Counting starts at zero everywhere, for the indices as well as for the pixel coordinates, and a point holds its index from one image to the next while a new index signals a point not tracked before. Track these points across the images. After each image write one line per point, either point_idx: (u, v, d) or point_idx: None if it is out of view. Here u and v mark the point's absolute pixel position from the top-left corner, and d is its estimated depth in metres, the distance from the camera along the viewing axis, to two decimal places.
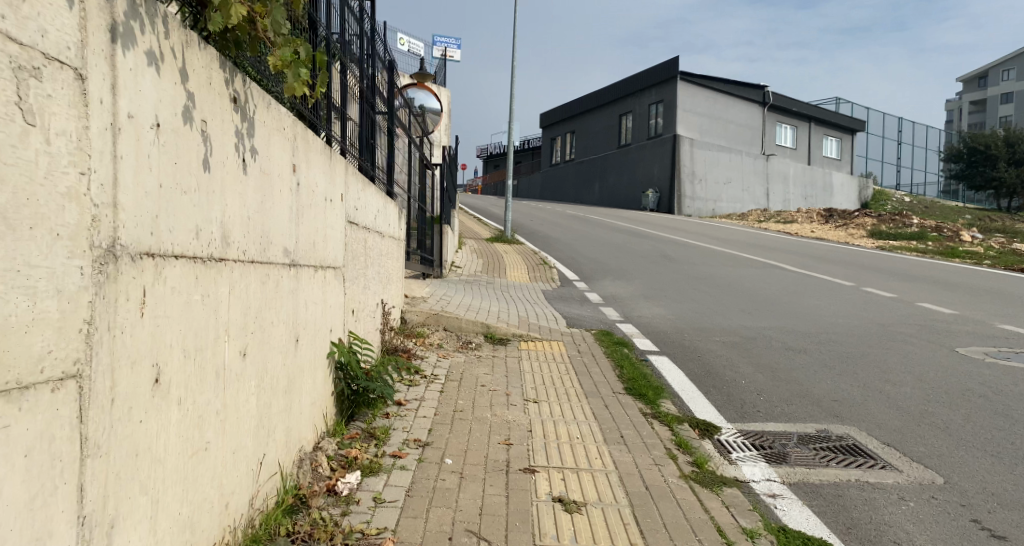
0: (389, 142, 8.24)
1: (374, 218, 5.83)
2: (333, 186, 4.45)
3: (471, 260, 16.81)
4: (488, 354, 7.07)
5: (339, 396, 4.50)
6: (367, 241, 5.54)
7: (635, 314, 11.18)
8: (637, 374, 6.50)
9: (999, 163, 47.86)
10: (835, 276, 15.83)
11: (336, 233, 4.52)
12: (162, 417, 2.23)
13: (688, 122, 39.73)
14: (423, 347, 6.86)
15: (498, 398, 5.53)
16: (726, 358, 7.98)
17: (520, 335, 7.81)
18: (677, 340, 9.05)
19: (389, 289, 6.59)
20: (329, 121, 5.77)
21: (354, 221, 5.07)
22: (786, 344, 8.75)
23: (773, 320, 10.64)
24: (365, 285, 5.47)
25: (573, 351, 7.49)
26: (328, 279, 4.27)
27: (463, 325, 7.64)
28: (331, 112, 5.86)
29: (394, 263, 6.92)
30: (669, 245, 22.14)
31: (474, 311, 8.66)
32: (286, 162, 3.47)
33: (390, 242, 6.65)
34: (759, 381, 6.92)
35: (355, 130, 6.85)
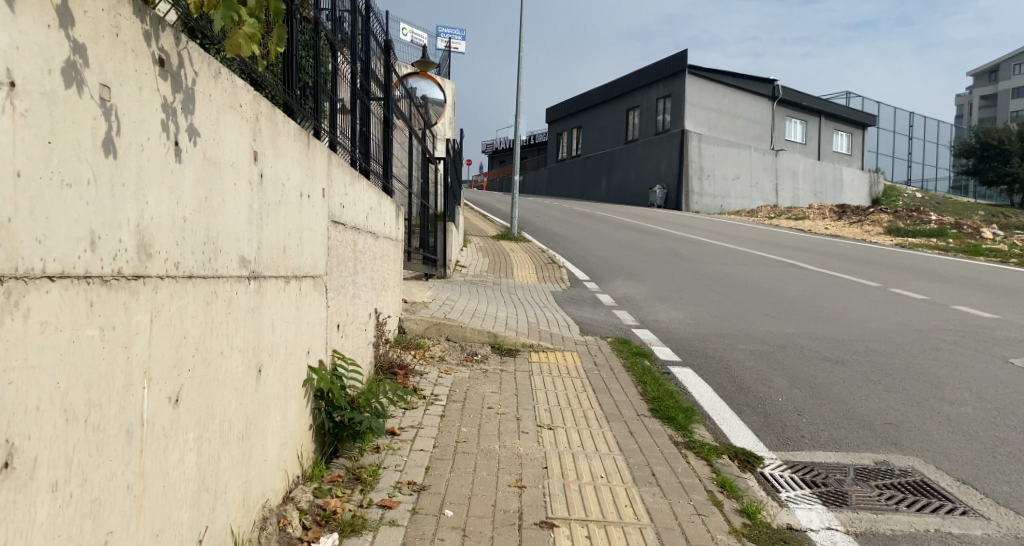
0: (387, 130, 7.53)
1: (365, 216, 5.10)
2: (312, 180, 3.74)
3: (476, 259, 16.07)
4: (495, 368, 6.34)
5: (318, 429, 3.79)
6: (357, 243, 4.83)
7: (652, 318, 10.48)
8: (663, 392, 5.78)
9: (1013, 159, 47.06)
10: (858, 276, 15.08)
11: (316, 236, 3.80)
12: (20, 515, 1.51)
13: (697, 117, 38.92)
14: (423, 361, 6.13)
15: (507, 424, 4.81)
16: (757, 371, 7.25)
17: (531, 345, 7.08)
18: (700, 348, 8.32)
19: (384, 296, 5.86)
20: (313, 106, 5.05)
21: (339, 220, 4.35)
22: (820, 355, 8.02)
23: (801, 326, 9.91)
24: (353, 293, 4.75)
25: (589, 363, 6.77)
26: (304, 291, 3.55)
27: (468, 334, 6.91)
28: (316, 99, 5.14)
29: (390, 266, 6.20)
30: (680, 243, 21.39)
31: (479, 317, 7.93)
32: (244, 147, 2.74)
33: (385, 243, 5.93)
34: (798, 399, 6.23)
35: (348, 122, 6.14)
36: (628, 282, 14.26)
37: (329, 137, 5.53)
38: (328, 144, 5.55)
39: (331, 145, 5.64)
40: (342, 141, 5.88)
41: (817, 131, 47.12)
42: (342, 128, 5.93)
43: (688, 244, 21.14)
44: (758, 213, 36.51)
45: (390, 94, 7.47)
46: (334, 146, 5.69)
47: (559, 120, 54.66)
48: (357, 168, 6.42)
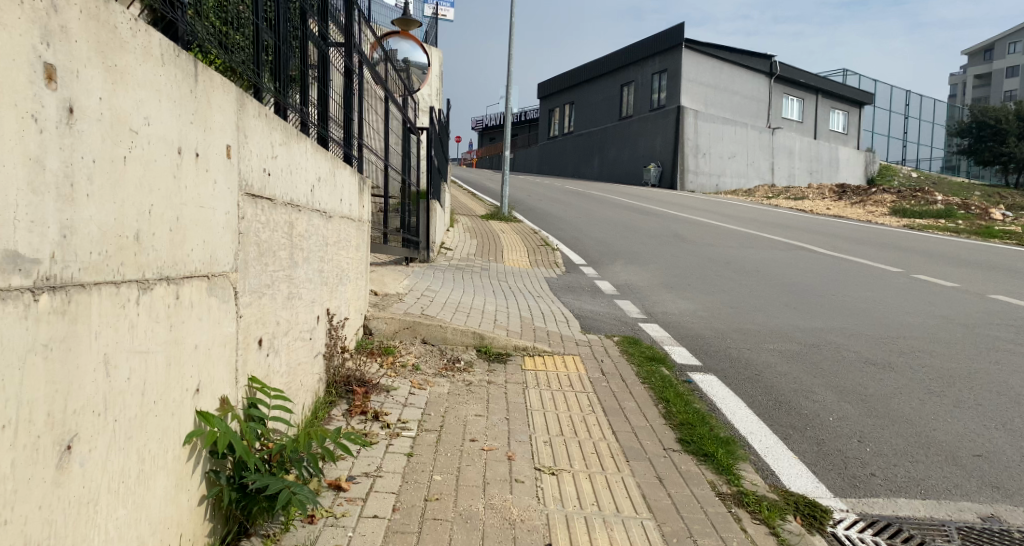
0: (351, 88, 6.25)
1: (308, 189, 3.87)
2: (203, 132, 2.49)
3: (464, 240, 14.84)
4: (482, 380, 5.13)
5: (217, 501, 2.54)
6: (295, 225, 3.60)
7: (658, 309, 9.33)
8: (693, 416, 4.58)
9: (1010, 139, 46.07)
10: (874, 261, 13.95)
11: (211, 220, 2.55)
12: None
13: (693, 93, 37.58)
14: (391, 373, 4.92)
15: (496, 469, 3.61)
16: (795, 380, 6.06)
17: (525, 350, 5.88)
18: (719, 349, 7.14)
19: (340, 292, 4.63)
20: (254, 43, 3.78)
21: (261, 195, 3.10)
22: (861, 357, 6.86)
23: (828, 321, 8.74)
24: (288, 291, 3.52)
25: (595, 372, 5.59)
26: (182, 303, 2.32)
27: (448, 336, 5.69)
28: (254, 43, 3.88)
29: (351, 253, 4.97)
30: (679, 224, 20.18)
31: (464, 313, 6.70)
32: (8, 49, 1.50)
33: (341, 224, 4.71)
34: (853, 418, 5.08)
35: (297, 76, 4.89)
36: (628, 267, 13.06)
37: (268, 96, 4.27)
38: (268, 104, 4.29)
39: (276, 106, 4.39)
40: (290, 101, 4.61)
41: (814, 110, 45.84)
42: (288, 77, 4.66)
43: (688, 225, 19.96)
44: (755, 193, 35.42)
45: (354, 43, 6.18)
46: (282, 107, 4.43)
47: (550, 96, 53.17)
48: (310, 135, 5.16)
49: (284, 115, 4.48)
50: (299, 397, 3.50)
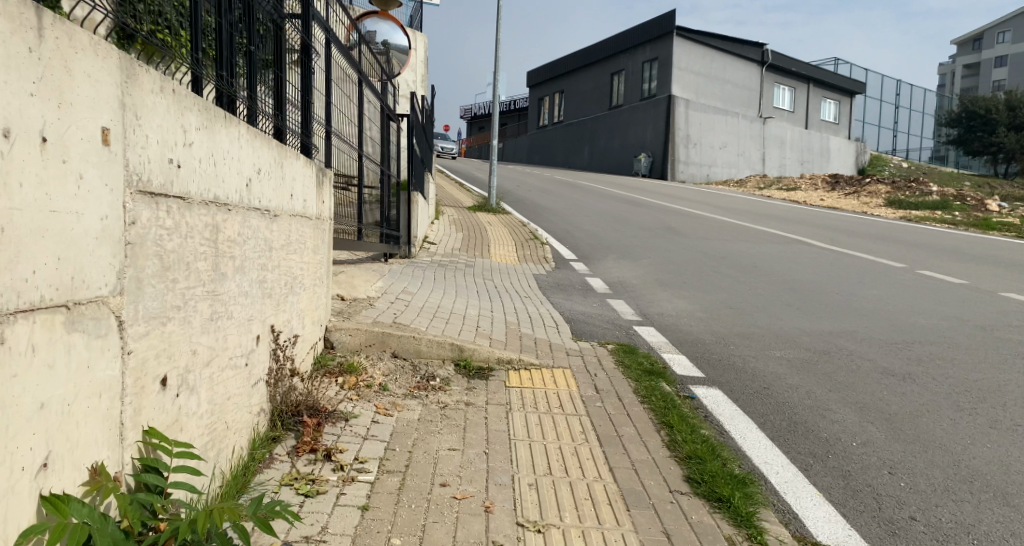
0: (311, 66, 5.51)
1: (240, 184, 3.17)
2: (59, 108, 1.80)
3: (449, 234, 14.18)
4: (459, 402, 4.50)
5: None
6: (220, 228, 2.93)
7: (653, 310, 8.71)
8: (703, 447, 3.95)
9: (1000, 129, 45.77)
10: (875, 255, 13.39)
11: (74, 228, 1.86)
12: None
13: (684, 81, 36.88)
14: (353, 396, 4.27)
15: (470, 526, 2.97)
16: (808, 394, 5.45)
17: (509, 363, 5.24)
18: (722, 358, 6.50)
19: (290, 304, 3.97)
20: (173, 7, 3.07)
21: (164, 193, 2.40)
22: (878, 366, 6.25)
23: (835, 323, 8.14)
24: (210, 310, 2.84)
25: (588, 389, 4.95)
26: (16, 348, 1.65)
27: (423, 348, 5.04)
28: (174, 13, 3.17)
29: (305, 256, 4.30)
30: (671, 216, 19.57)
31: (442, 320, 6.04)
32: None
33: (292, 223, 4.02)
34: (880, 443, 4.46)
35: (243, 54, 4.17)
36: (620, 263, 12.41)
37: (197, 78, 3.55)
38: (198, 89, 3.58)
39: (213, 90, 3.68)
40: (232, 85, 3.90)
41: (806, 99, 45.19)
42: (230, 52, 3.94)
43: (681, 217, 19.37)
44: (747, 184, 34.89)
45: (315, 15, 5.43)
46: (220, 93, 3.72)
47: (540, 84, 52.38)
48: (259, 123, 4.45)
49: (223, 102, 3.77)
50: (220, 445, 2.85)
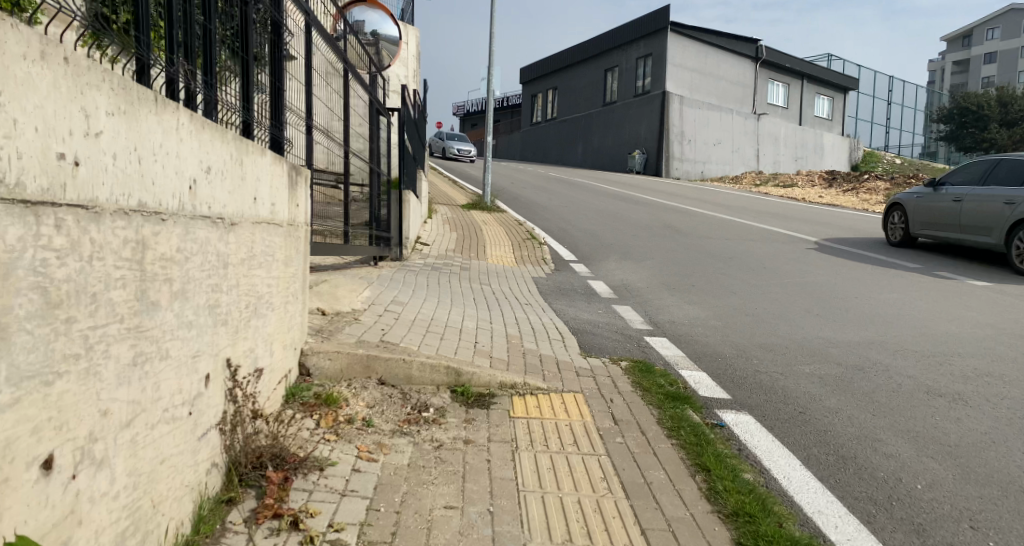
0: (283, 48, 4.78)
1: (181, 187, 2.50)
2: None
3: (443, 234, 13.52)
4: (457, 440, 3.83)
5: None
6: (147, 243, 2.27)
7: (664, 317, 8.06)
8: (750, 500, 3.29)
9: (993, 124, 45.37)
10: (888, 255, 12.76)
11: None
12: None
13: (679, 77, 36.27)
14: (331, 435, 3.58)
15: None
16: (852, 420, 4.80)
17: (513, 389, 4.57)
18: (748, 376, 5.86)
19: (253, 329, 3.28)
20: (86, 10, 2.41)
21: (48, 203, 1.79)
22: (920, 384, 5.62)
23: (861, 332, 7.51)
24: (133, 351, 2.18)
25: (606, 421, 4.28)
26: None
27: (414, 374, 4.36)
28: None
29: (274, 271, 3.61)
30: (672, 213, 18.92)
31: (437, 336, 5.36)
32: None
33: (256, 232, 3.33)
34: (949, 483, 3.81)
35: (199, 30, 3.46)
36: (623, 264, 11.74)
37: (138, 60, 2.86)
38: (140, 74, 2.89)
39: (160, 77, 3.00)
40: (185, 71, 3.21)
41: (800, 95, 44.63)
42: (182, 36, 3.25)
43: (682, 214, 18.73)
44: (743, 180, 34.33)
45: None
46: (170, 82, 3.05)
47: (533, 80, 51.66)
48: (223, 116, 3.76)
49: (172, 91, 3.09)
50: (143, 530, 2.19)
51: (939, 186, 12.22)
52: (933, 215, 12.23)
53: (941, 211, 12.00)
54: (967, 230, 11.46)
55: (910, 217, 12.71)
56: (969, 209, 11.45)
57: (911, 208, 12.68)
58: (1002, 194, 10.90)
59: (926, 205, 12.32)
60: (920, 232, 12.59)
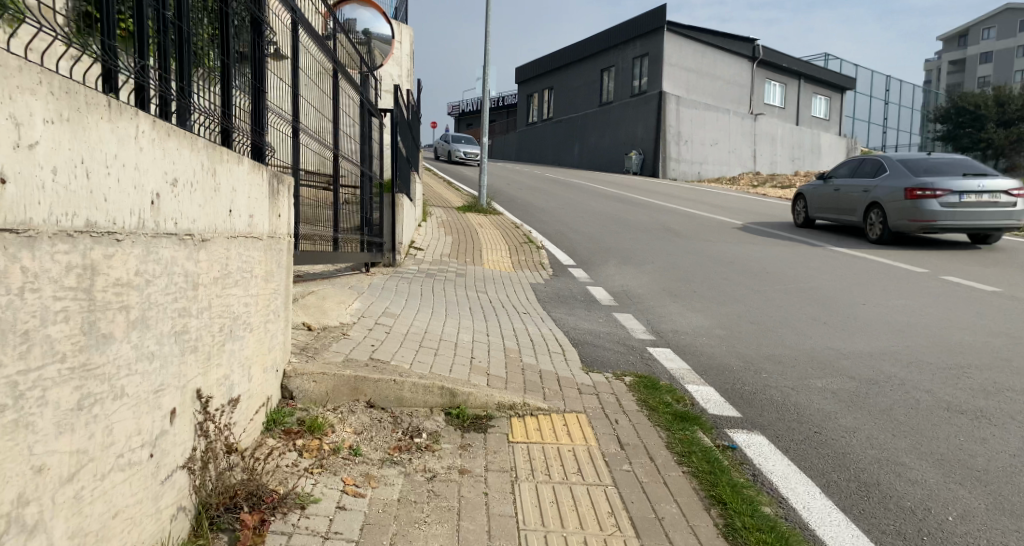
0: (265, 47, 4.48)
1: (141, 202, 2.19)
2: None
3: (438, 238, 13.23)
4: (450, 470, 3.55)
5: None
6: (98, 271, 1.97)
7: (666, 327, 7.79)
8: (773, 541, 3.03)
9: (989, 125, 45.24)
10: (892, 259, 12.50)
11: None
12: None
13: (675, 77, 36.01)
14: (314, 466, 3.29)
15: None
16: (871, 442, 4.53)
17: (511, 410, 4.29)
18: (757, 391, 5.58)
19: (227, 354, 2.98)
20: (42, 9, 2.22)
21: None
22: (938, 400, 5.35)
23: (871, 342, 7.24)
24: (78, 394, 1.90)
25: (611, 445, 4.00)
26: None
27: (405, 395, 4.07)
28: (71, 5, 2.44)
29: (252, 288, 3.32)
30: (670, 216, 18.65)
31: (431, 351, 5.07)
32: None
33: (231, 248, 3.03)
34: (983, 516, 3.55)
35: (173, 30, 3.19)
36: (622, 269, 11.48)
37: (104, 67, 2.63)
38: (106, 81, 2.67)
39: (127, 86, 2.78)
40: (154, 76, 2.97)
41: (797, 95, 44.40)
42: (155, 39, 3.01)
43: (680, 216, 18.47)
44: (741, 180, 34.11)
45: None
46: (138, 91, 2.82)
47: (528, 81, 51.32)
48: (200, 125, 3.50)
49: (141, 99, 2.86)
50: None
51: (832, 179, 14.98)
52: (825, 202, 15.13)
53: (826, 199, 15.09)
54: (843, 211, 14.57)
55: (811, 205, 15.57)
56: (842, 195, 14.61)
57: (811, 197, 15.53)
58: (863, 183, 13.96)
59: (819, 194, 15.22)
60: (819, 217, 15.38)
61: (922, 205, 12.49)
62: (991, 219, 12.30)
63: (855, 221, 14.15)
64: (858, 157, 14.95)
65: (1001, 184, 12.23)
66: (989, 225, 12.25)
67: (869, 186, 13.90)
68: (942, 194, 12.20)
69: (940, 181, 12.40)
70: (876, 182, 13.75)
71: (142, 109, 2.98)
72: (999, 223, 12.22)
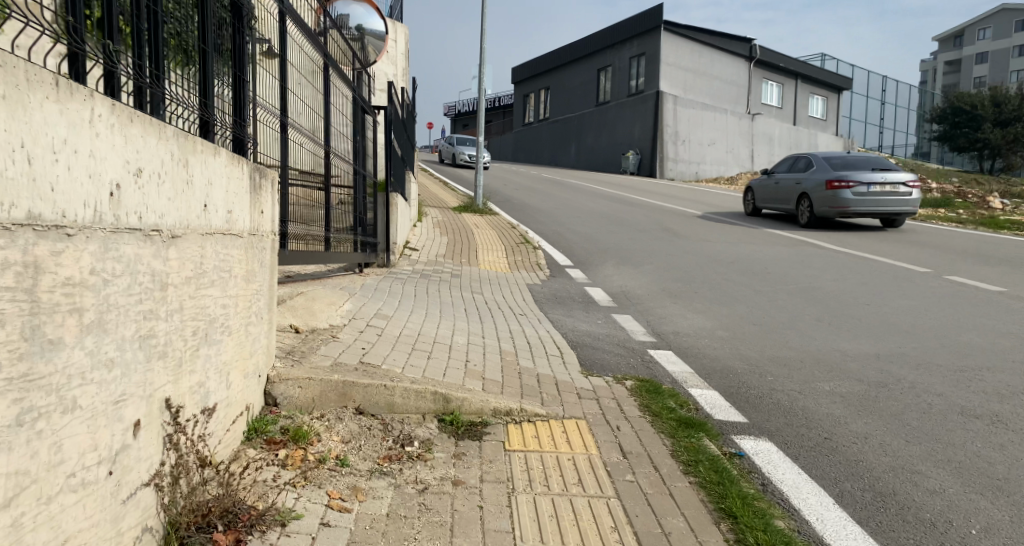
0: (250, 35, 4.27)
1: (96, 194, 1.98)
2: None
3: (433, 238, 13.03)
4: (443, 481, 3.34)
5: None
6: (43, 271, 1.77)
7: (667, 328, 7.60)
8: None
9: (985, 124, 45.13)
10: (894, 259, 12.32)
11: None
12: None
13: (673, 77, 35.85)
14: (297, 479, 3.08)
15: None
16: (884, 448, 4.33)
17: (508, 416, 4.08)
18: (763, 395, 5.38)
19: (202, 359, 2.77)
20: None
21: None
22: (951, 404, 5.15)
23: (876, 344, 7.05)
24: (19, 407, 1.69)
25: (612, 454, 3.79)
26: None
27: (396, 401, 3.87)
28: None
29: (230, 289, 3.11)
30: (670, 215, 18.47)
31: (424, 354, 4.87)
32: None
33: (205, 244, 2.82)
34: (1007, 529, 3.35)
35: (146, 12, 2.99)
36: (620, 269, 11.28)
37: (69, 50, 2.44)
38: (71, 66, 2.48)
39: (94, 70, 2.58)
40: (124, 61, 2.77)
41: (794, 95, 44.28)
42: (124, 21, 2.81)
43: (679, 216, 18.29)
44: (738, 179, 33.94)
45: None
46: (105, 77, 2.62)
47: (525, 81, 51.10)
48: (179, 115, 3.30)
49: (109, 85, 2.66)
50: None
51: (773, 174, 17.22)
52: (770, 194, 17.21)
53: (772, 191, 17.12)
54: (785, 201, 16.63)
55: (761, 197, 17.56)
56: (782, 188, 16.77)
57: (757, 190, 17.77)
58: (795, 177, 16.32)
59: (764, 187, 17.35)
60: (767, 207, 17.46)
61: (839, 194, 14.76)
62: (896, 205, 14.69)
63: (789, 208, 16.49)
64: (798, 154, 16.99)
65: (901, 176, 14.76)
66: (893, 210, 14.57)
67: (805, 179, 15.96)
68: (853, 185, 14.58)
69: (855, 174, 14.76)
70: (808, 176, 15.95)
71: (101, 91, 2.73)
72: (901, 209, 14.65)
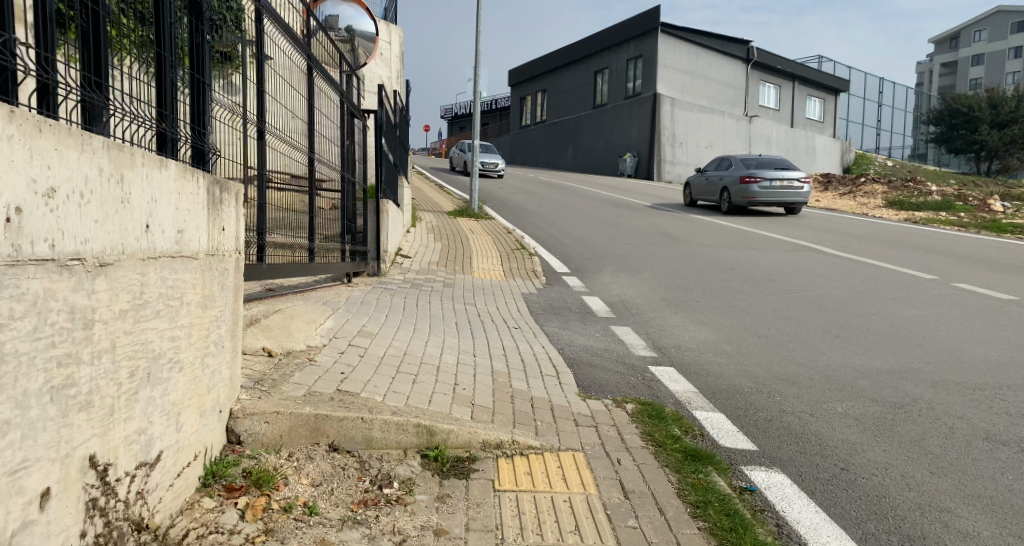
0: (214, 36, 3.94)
1: None
2: None
3: (426, 244, 12.69)
4: (424, 531, 2.98)
5: None
6: None
7: (667, 341, 7.25)
8: None
9: (981, 126, 44.87)
10: (899, 264, 11.99)
11: None
12: None
13: (669, 80, 35.55)
14: (257, 534, 2.72)
15: None
16: (908, 482, 3.98)
17: (498, 449, 3.72)
18: (772, 418, 5.03)
19: (143, 403, 2.41)
20: None
21: None
22: (973, 429, 4.81)
23: (886, 358, 6.71)
24: None
25: (612, 494, 3.43)
26: None
27: (373, 435, 3.50)
28: None
29: (181, 319, 2.74)
30: (669, 219, 18.13)
31: (410, 377, 4.52)
32: None
33: (146, 270, 2.45)
34: None
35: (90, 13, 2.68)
36: (618, 277, 10.95)
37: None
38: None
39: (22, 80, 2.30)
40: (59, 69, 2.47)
41: (791, 97, 43.98)
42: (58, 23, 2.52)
43: (679, 220, 17.97)
44: None
45: None
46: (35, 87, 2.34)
47: (521, 84, 50.71)
48: (134, 128, 2.99)
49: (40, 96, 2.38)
50: None
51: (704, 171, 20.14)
52: (702, 188, 20.15)
53: (703, 187, 20.07)
54: (712, 195, 19.59)
55: (696, 192, 20.44)
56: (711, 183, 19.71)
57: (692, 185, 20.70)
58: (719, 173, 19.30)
59: (698, 182, 20.28)
60: (699, 199, 20.45)
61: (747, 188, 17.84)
62: (792, 196, 17.87)
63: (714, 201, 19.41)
64: (723, 155, 20.09)
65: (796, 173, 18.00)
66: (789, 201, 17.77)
67: (726, 176, 18.97)
68: (759, 180, 17.75)
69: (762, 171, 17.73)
70: (728, 173, 18.95)
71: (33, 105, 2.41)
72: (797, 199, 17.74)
